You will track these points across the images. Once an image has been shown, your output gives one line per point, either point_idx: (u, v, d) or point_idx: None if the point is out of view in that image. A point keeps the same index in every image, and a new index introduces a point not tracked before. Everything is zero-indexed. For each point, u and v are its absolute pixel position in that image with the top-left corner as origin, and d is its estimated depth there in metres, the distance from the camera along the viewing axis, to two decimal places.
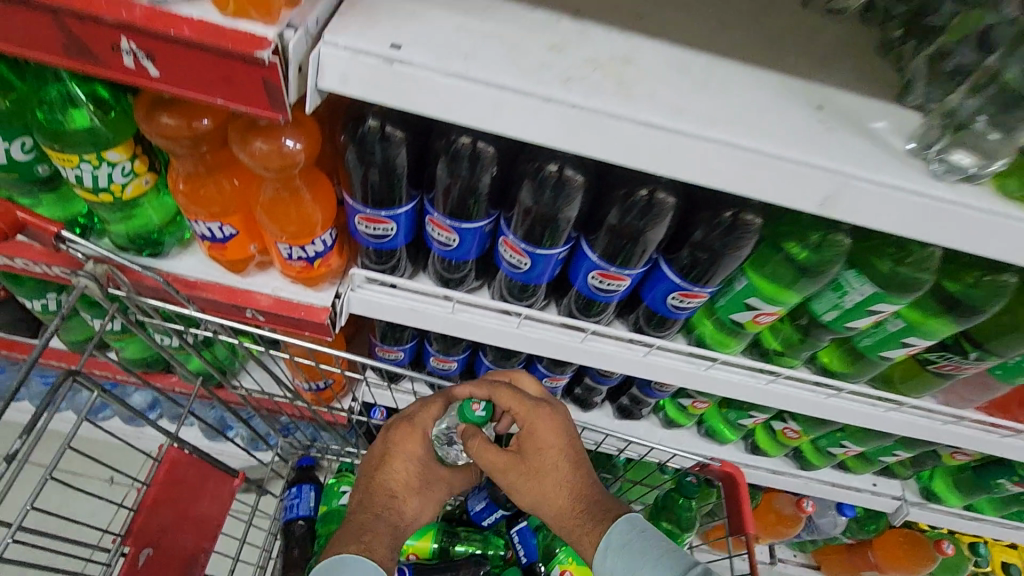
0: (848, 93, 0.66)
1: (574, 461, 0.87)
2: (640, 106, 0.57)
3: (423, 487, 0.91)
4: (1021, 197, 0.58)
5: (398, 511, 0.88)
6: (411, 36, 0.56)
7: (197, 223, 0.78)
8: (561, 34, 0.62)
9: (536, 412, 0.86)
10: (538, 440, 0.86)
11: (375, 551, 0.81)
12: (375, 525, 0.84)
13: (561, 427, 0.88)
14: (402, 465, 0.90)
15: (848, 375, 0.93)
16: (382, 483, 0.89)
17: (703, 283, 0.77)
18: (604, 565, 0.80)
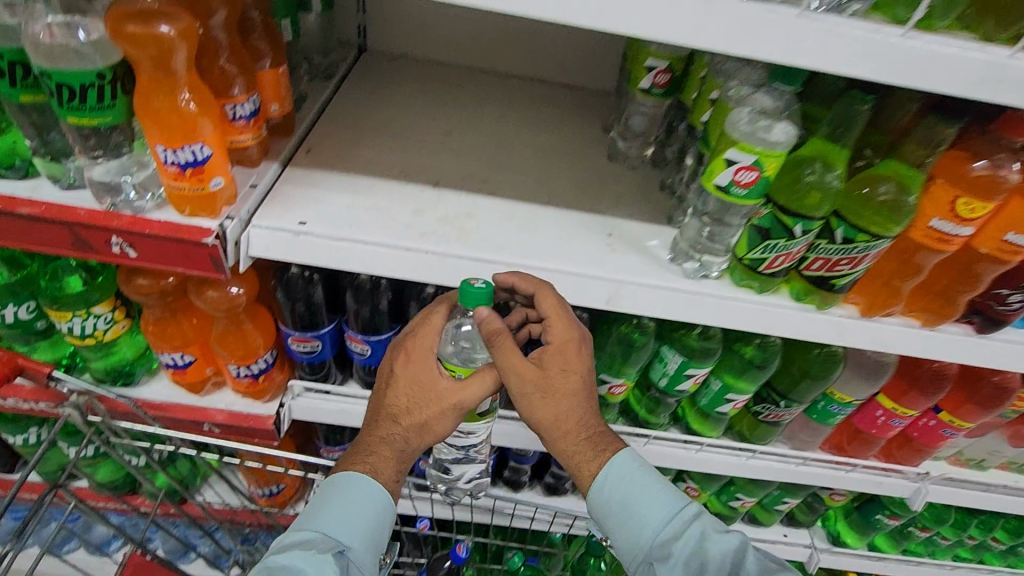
0: (631, 222, 0.93)
1: (589, 389, 0.80)
2: (474, 246, 0.83)
3: (426, 403, 0.79)
4: (744, 283, 0.84)
5: (400, 438, 0.81)
6: (312, 214, 0.82)
7: (163, 355, 0.99)
8: (423, 201, 0.89)
9: (561, 329, 0.78)
10: (563, 360, 0.78)
11: (380, 473, 0.81)
12: (377, 448, 0.81)
13: (583, 349, 0.80)
14: (403, 390, 0.80)
15: (710, 434, 1.13)
16: (387, 406, 0.81)
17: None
18: (603, 494, 0.81)
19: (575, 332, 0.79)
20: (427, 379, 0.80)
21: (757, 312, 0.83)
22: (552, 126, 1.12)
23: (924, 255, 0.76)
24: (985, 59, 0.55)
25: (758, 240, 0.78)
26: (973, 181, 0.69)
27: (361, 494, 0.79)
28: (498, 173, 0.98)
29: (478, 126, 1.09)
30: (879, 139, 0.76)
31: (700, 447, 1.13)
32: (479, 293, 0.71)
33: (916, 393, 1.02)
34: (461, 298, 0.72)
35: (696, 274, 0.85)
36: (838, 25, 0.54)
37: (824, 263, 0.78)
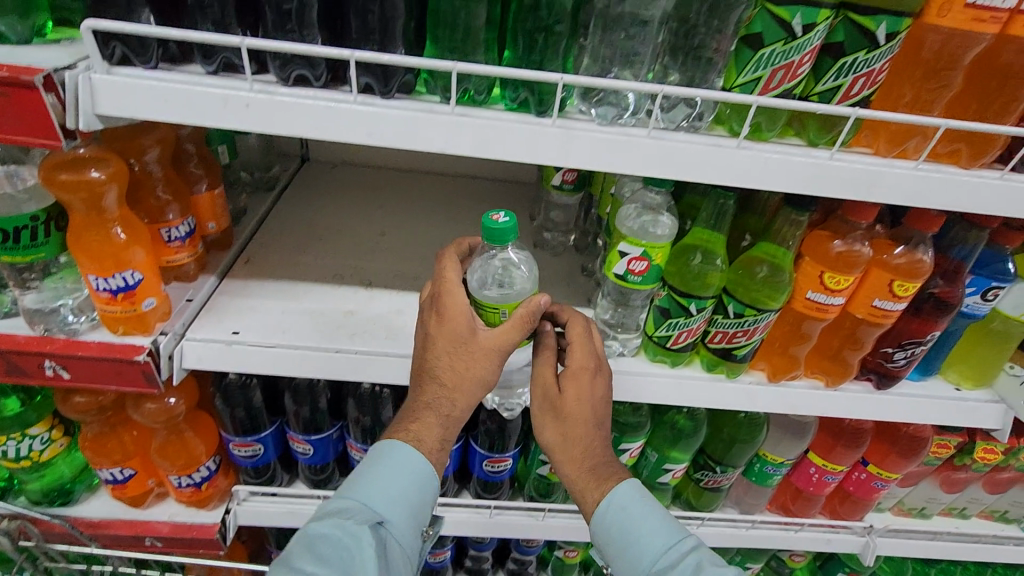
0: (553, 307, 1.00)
1: (605, 414, 0.80)
2: (402, 343, 0.88)
3: (472, 365, 0.71)
4: (657, 358, 0.90)
5: (445, 402, 0.72)
6: (246, 324, 0.86)
7: (102, 470, 0.98)
8: (354, 303, 0.94)
9: (582, 358, 0.79)
10: (584, 385, 0.78)
11: (423, 442, 0.74)
12: (422, 414, 0.74)
13: (602, 376, 0.80)
14: (442, 350, 0.71)
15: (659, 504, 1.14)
16: (428, 369, 0.72)
17: (504, 449, 1.04)
18: (603, 522, 0.77)
19: (596, 359, 0.81)
20: (466, 340, 0.71)
21: (671, 385, 0.88)
22: (481, 218, 1.21)
23: (809, 322, 0.85)
24: (809, 161, 0.65)
25: (662, 319, 0.85)
26: (834, 258, 0.78)
27: (404, 468, 0.73)
28: (428, 268, 1.05)
29: (411, 224, 1.17)
30: (754, 223, 0.86)
31: None
32: (503, 229, 0.66)
33: (843, 447, 1.06)
34: (482, 234, 0.67)
35: (615, 352, 0.91)
36: (681, 141, 0.64)
37: (723, 336, 0.85)
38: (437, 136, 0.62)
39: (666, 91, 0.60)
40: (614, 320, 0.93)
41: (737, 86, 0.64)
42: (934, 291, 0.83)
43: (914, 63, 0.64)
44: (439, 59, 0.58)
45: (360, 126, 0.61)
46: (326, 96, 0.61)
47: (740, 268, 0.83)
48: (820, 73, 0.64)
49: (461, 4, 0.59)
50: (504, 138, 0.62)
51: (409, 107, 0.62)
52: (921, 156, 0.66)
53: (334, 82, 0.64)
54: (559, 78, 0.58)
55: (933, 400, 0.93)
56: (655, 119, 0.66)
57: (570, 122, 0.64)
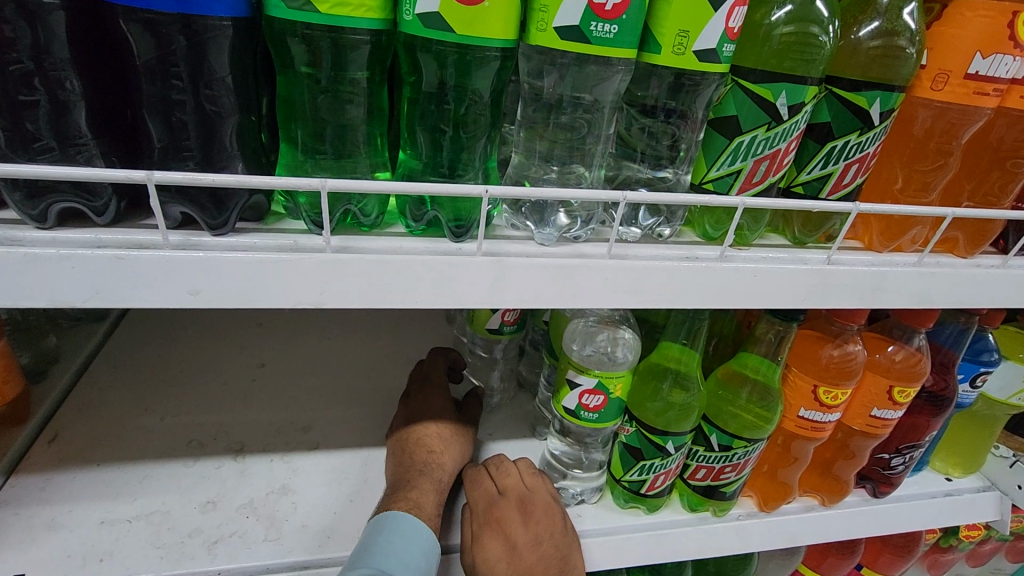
0: (490, 441, 0.79)
1: (555, 551, 0.62)
2: (287, 545, 0.62)
3: (457, 439, 0.72)
4: (629, 503, 0.71)
5: (437, 465, 0.67)
6: (38, 557, 0.57)
7: None
8: (217, 487, 0.68)
9: (493, 507, 0.65)
10: (505, 538, 0.62)
11: (423, 509, 0.61)
12: (418, 482, 0.64)
13: (528, 513, 0.64)
14: (434, 419, 0.72)
15: None
16: (417, 438, 0.70)
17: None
18: None
19: (514, 495, 0.66)
20: (450, 423, 0.73)
21: (651, 542, 0.69)
22: (389, 329, 1.00)
23: (800, 442, 0.70)
24: (806, 270, 0.51)
25: (632, 462, 0.67)
26: (826, 366, 0.65)
27: (423, 535, 0.58)
28: (325, 409, 0.81)
29: (300, 347, 0.93)
30: (724, 327, 0.72)
31: None
32: None
33: (834, 558, 0.93)
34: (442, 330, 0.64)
35: (571, 500, 0.72)
36: (650, 259, 0.48)
37: (708, 472, 0.68)
38: (307, 286, 0.41)
39: (628, 197, 0.44)
40: (563, 455, 0.75)
41: (708, 181, 0.49)
42: (926, 386, 0.73)
43: (903, 142, 0.53)
44: (297, 177, 0.37)
45: (175, 282, 0.39)
46: (115, 241, 0.38)
47: (721, 386, 0.67)
48: (803, 160, 0.51)
49: (326, 98, 0.41)
50: (411, 280, 0.43)
51: (259, 246, 0.41)
52: (925, 250, 0.55)
53: (134, 216, 0.41)
54: (484, 191, 0.40)
55: (933, 500, 0.81)
56: (615, 230, 0.49)
57: (500, 245, 0.46)
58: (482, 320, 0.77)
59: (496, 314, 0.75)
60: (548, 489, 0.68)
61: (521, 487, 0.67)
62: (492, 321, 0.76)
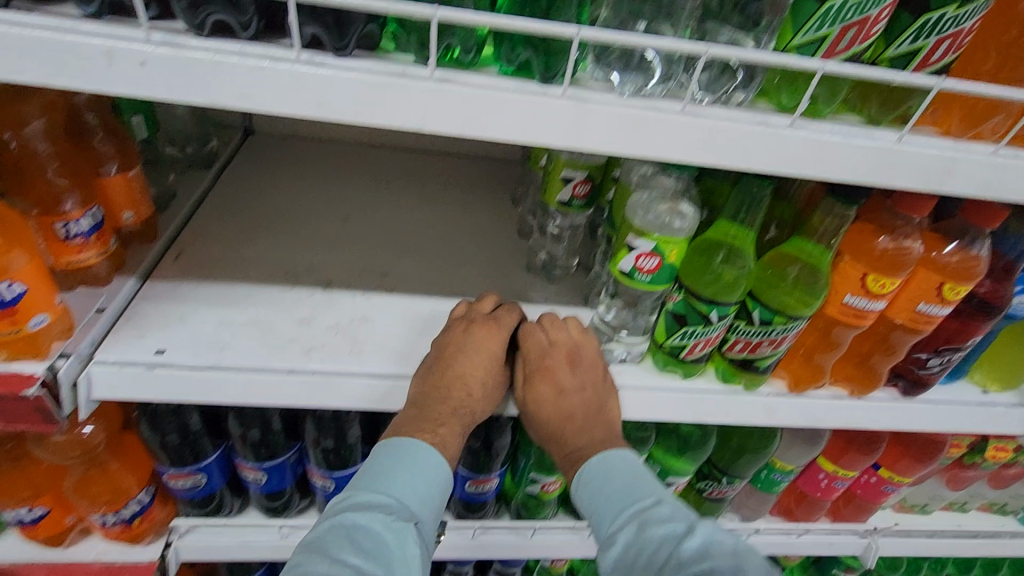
0: (547, 306, 0.88)
1: (594, 398, 0.72)
2: (367, 358, 0.73)
3: (496, 382, 0.72)
4: (667, 368, 0.78)
5: (469, 407, 0.70)
6: (174, 339, 0.71)
7: (6, 510, 0.83)
8: (312, 307, 0.79)
9: (544, 356, 0.72)
10: (555, 382, 0.71)
11: (448, 449, 0.68)
12: (449, 419, 0.68)
13: (576, 363, 0.72)
14: (484, 360, 0.71)
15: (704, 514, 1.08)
16: (458, 375, 0.69)
17: (488, 471, 0.92)
18: (580, 497, 0.69)
19: (564, 347, 0.73)
20: (495, 367, 0.72)
21: (682, 401, 0.77)
22: (458, 202, 1.08)
23: (841, 328, 0.74)
24: (874, 145, 0.53)
25: (676, 327, 0.73)
26: (878, 256, 0.67)
27: (439, 476, 0.67)
28: (398, 262, 0.91)
29: (378, 208, 1.02)
30: (784, 212, 0.75)
31: None
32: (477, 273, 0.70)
33: (855, 452, 1.01)
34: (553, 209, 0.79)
35: (616, 359, 0.80)
36: (721, 118, 0.51)
37: (745, 345, 0.73)
38: (410, 109, 0.47)
39: (711, 51, 0.46)
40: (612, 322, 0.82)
41: (792, 48, 0.50)
42: (980, 292, 0.74)
43: (1006, 21, 0.52)
44: (413, 3, 0.42)
45: (305, 93, 0.45)
46: (255, 51, 0.45)
47: (770, 267, 0.71)
48: (893, 33, 0.51)
49: None
50: (499, 115, 0.48)
51: (373, 68, 0.46)
52: (1003, 140, 0.55)
53: (268, 35, 0.48)
54: (576, 31, 0.44)
55: (964, 407, 0.84)
56: (692, 90, 0.52)
57: (583, 92, 0.50)
58: (552, 192, 0.82)
59: (567, 185, 0.80)
60: (593, 344, 0.75)
61: (569, 342, 0.73)
62: (562, 193, 0.81)
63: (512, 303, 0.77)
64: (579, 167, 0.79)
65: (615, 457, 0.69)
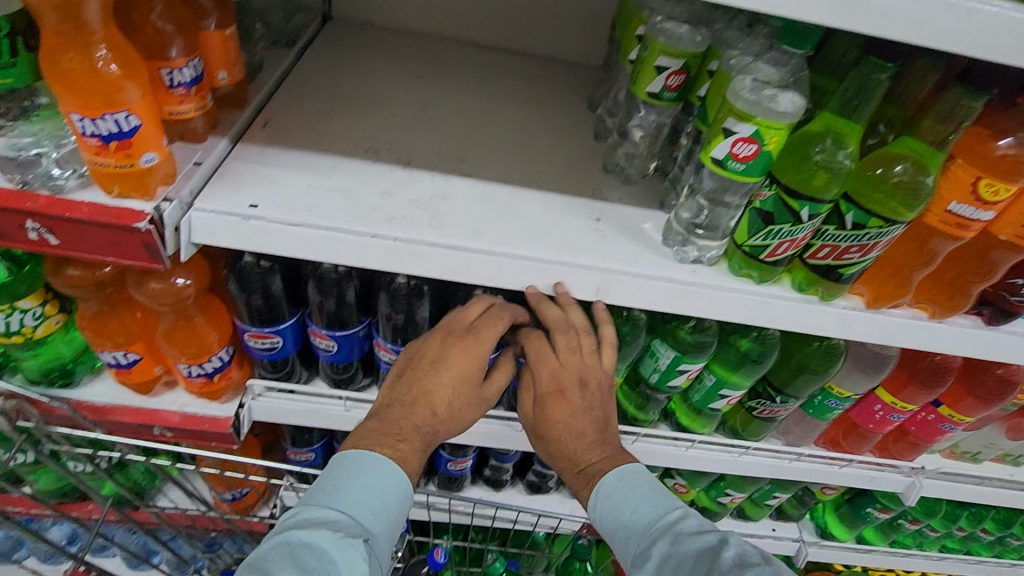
0: (622, 205, 0.86)
1: (599, 421, 0.83)
2: (447, 232, 0.74)
3: (471, 400, 0.80)
4: (743, 272, 0.77)
5: (433, 426, 0.78)
6: (266, 196, 0.73)
7: (104, 353, 0.89)
8: (393, 182, 0.80)
9: (556, 376, 0.81)
10: (568, 404, 0.81)
11: (407, 464, 0.76)
12: (410, 436, 0.77)
13: (585, 387, 0.81)
14: (451, 382, 0.77)
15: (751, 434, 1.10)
16: (429, 395, 0.77)
17: (500, 353, 0.91)
18: (597, 514, 0.79)
19: (574, 368, 0.81)
20: (470, 385, 0.79)
21: (756, 304, 0.77)
22: (534, 100, 1.05)
23: (939, 240, 0.71)
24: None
25: (760, 226, 0.72)
26: (994, 161, 0.64)
27: (393, 483, 0.73)
28: (475, 152, 0.90)
29: (455, 99, 1.01)
30: (894, 114, 0.71)
31: (745, 451, 1.10)
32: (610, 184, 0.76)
33: (916, 386, 0.98)
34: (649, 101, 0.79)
35: (689, 258, 0.79)
36: None
37: (831, 251, 0.72)
38: None
39: None
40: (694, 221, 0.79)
41: None
42: None
43: None
44: None
45: None
46: None
47: (871, 168, 0.68)
48: None
49: None
50: None
51: None
52: None
53: None
54: None
55: None
56: None
57: None
58: (643, 83, 0.79)
59: (660, 75, 0.77)
60: (603, 369, 0.83)
61: (577, 365, 0.81)
62: (654, 83, 0.78)
63: (493, 306, 0.82)
64: (677, 55, 0.75)
65: (629, 470, 0.80)
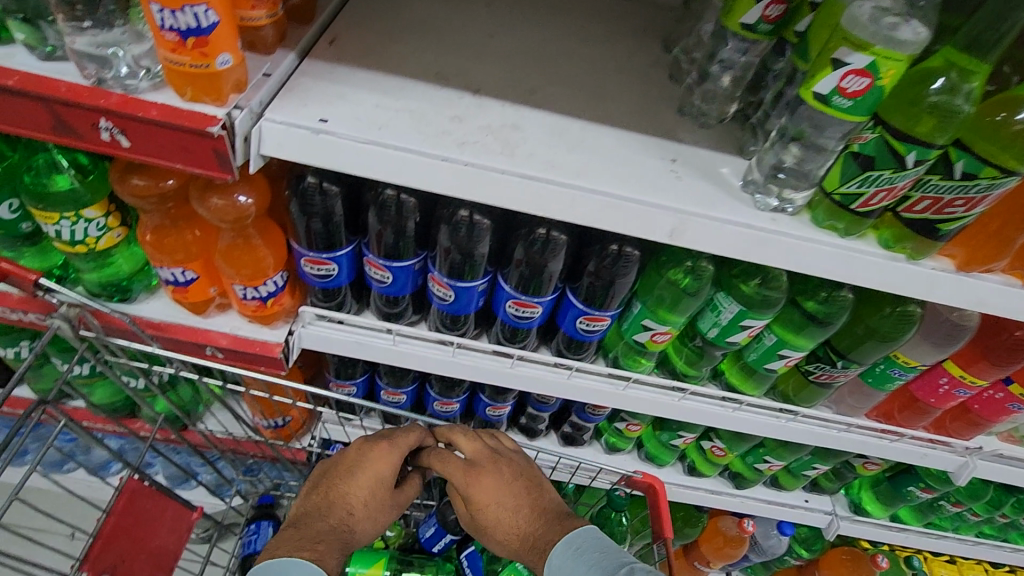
0: (699, 147, 0.81)
1: (518, 487, 0.97)
2: (519, 161, 0.71)
3: (384, 506, 0.99)
4: (828, 224, 0.73)
5: (350, 525, 0.94)
6: (335, 112, 0.71)
7: (163, 269, 0.90)
8: (462, 108, 0.77)
9: (460, 468, 0.99)
10: (474, 483, 0.97)
11: (325, 562, 0.84)
12: (328, 538, 0.88)
13: (474, 469, 0.99)
14: (366, 482, 0.98)
15: (804, 401, 1.06)
16: (346, 496, 0.96)
17: (538, 294, 0.89)
18: None
19: (468, 462, 1.00)
20: (382, 489, 0.99)
21: (838, 258, 0.72)
22: (606, 35, 0.99)
23: None
24: None
25: (857, 172, 0.67)
26: None
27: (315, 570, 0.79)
28: (545, 83, 0.86)
29: (524, 29, 0.96)
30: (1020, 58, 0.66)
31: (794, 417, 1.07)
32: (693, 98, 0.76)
33: (989, 363, 0.93)
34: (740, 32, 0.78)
35: (769, 207, 0.74)
36: None
37: (931, 204, 0.68)
38: None
39: None
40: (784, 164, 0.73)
41: None
42: None
43: None
44: None
45: None
46: None
47: (991, 114, 0.62)
48: None
49: None
50: None
51: None
52: None
53: None
54: None
55: None
56: None
57: None
58: (738, 13, 0.77)
59: (758, 5, 0.75)
60: (485, 448, 1.02)
61: (484, 447, 1.03)
62: (749, 15, 0.76)
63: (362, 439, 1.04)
64: None
65: (579, 536, 0.82)
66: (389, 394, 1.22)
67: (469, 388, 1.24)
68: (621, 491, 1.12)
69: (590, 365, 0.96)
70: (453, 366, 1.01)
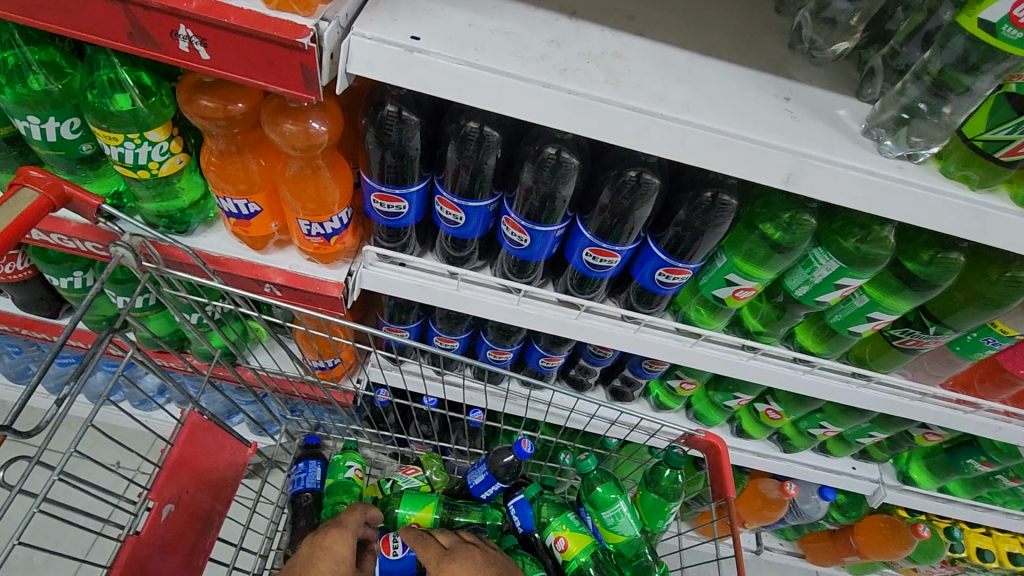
0: (814, 86, 0.74)
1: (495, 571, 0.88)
2: (625, 92, 0.65)
3: None
4: (960, 175, 0.66)
5: None
6: (427, 29, 0.65)
7: (225, 200, 0.86)
8: (560, 31, 0.70)
9: (427, 555, 0.92)
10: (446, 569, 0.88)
11: None
12: None
13: (447, 556, 0.90)
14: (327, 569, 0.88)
15: (881, 367, 1.02)
16: None
17: (617, 243, 0.84)
18: None
19: (436, 549, 0.93)
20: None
21: (969, 213, 0.66)
22: None
23: None
24: None
25: (1010, 116, 0.61)
26: None
27: None
28: (645, 9, 0.78)
29: None
30: None
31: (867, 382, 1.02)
32: None
33: None
34: None
35: (895, 153, 0.67)
36: None
37: None
38: None
39: None
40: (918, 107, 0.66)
41: None
42: None
43: None
44: None
45: None
46: None
47: None
48: None
49: None
50: None
51: None
52: None
53: None
54: None
55: None
56: None
57: None
58: None
59: None
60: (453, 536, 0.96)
61: (454, 537, 0.96)
62: None
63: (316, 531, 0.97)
64: None
65: None
66: (442, 340, 1.19)
67: (523, 339, 1.21)
68: (678, 449, 1.10)
69: (664, 320, 0.92)
70: (518, 314, 0.97)
